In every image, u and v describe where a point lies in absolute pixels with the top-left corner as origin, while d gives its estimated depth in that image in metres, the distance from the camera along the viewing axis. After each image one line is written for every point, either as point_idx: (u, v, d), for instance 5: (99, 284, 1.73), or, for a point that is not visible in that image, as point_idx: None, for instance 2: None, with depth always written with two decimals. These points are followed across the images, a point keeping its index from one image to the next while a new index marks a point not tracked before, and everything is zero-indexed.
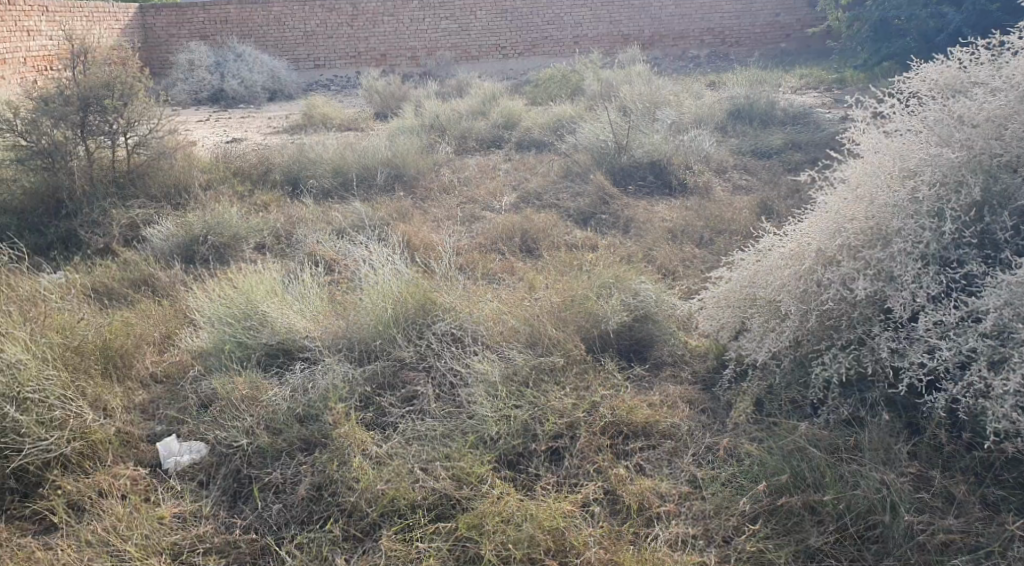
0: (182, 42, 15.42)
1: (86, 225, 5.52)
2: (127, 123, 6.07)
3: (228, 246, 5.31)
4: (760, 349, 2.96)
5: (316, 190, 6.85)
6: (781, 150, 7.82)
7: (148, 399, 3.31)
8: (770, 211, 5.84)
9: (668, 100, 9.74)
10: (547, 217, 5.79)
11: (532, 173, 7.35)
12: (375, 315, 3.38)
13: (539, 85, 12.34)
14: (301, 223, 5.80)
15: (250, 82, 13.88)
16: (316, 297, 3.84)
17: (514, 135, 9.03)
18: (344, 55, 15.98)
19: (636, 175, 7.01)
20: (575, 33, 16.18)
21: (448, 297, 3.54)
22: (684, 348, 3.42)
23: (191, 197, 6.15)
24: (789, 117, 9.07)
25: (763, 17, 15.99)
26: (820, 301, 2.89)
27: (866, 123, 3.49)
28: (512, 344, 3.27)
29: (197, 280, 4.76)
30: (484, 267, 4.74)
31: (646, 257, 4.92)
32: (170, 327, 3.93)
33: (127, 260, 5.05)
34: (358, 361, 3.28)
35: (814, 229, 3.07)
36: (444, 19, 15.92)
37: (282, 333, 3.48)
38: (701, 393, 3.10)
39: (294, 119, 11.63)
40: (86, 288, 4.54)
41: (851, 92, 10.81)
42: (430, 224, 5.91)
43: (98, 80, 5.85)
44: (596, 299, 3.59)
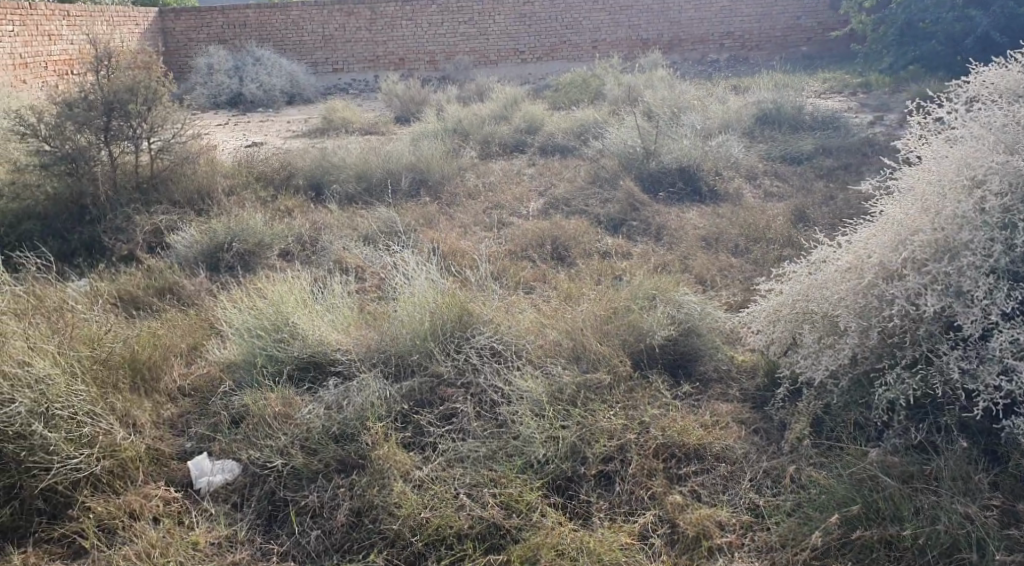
0: (200, 46, 15.47)
1: (110, 231, 5.45)
2: (150, 128, 5.99)
3: (253, 252, 5.22)
4: (818, 367, 2.82)
5: (340, 195, 6.75)
6: (812, 156, 7.65)
7: (177, 414, 3.21)
8: (806, 218, 5.68)
9: (693, 104, 9.60)
10: (578, 224, 5.66)
11: (558, 178, 7.22)
12: (410, 329, 3.26)
13: (560, 89, 12.22)
14: (326, 229, 5.70)
15: (270, 85, 13.87)
16: (347, 308, 3.73)
17: (537, 140, 8.90)
18: (361, 59, 15.94)
19: (664, 181, 6.86)
20: (594, 37, 16.03)
21: (485, 309, 3.41)
22: (732, 364, 3.28)
23: (214, 202, 6.07)
24: (818, 122, 8.89)
25: (783, 20, 15.77)
26: (882, 318, 2.74)
27: (923, 128, 3.33)
28: (554, 360, 3.14)
29: (222, 288, 4.66)
30: (515, 276, 4.62)
31: (681, 266, 4.78)
32: (197, 337, 3.84)
33: (151, 268, 4.97)
34: (394, 376, 3.17)
35: (873, 241, 2.92)
36: (462, 24, 15.85)
37: (314, 345, 3.37)
38: (753, 412, 2.97)
39: (314, 123, 11.59)
40: (111, 296, 4.46)
41: (878, 96, 10.62)
42: (457, 230, 5.80)
43: (122, 85, 5.79)
44: (639, 311, 3.46)
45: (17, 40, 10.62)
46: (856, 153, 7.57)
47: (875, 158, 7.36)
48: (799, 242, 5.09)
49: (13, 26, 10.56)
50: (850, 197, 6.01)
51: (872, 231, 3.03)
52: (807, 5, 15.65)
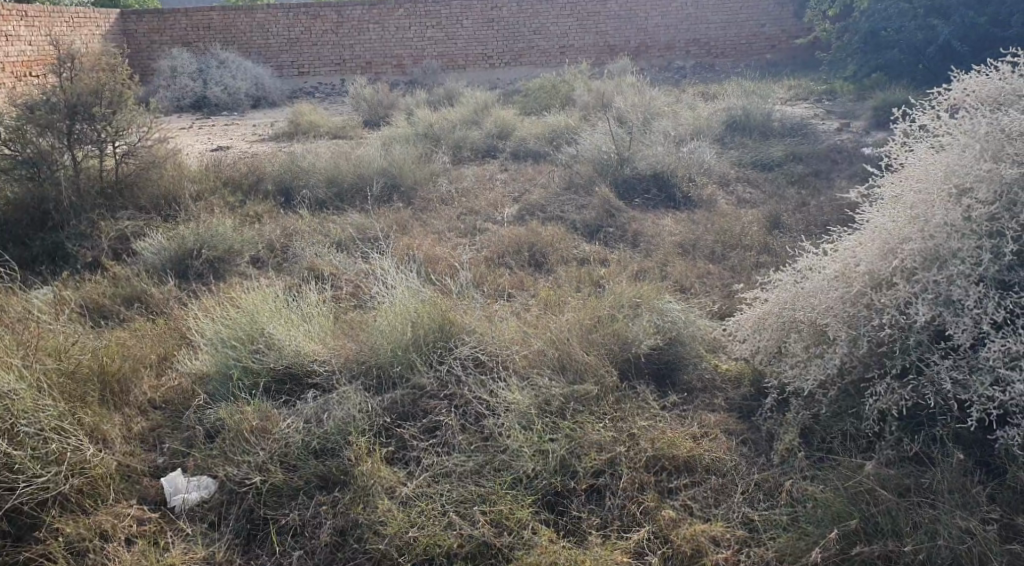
0: (162, 48, 15.19)
1: (74, 237, 5.26)
2: (116, 132, 5.81)
3: (222, 259, 5.07)
4: (808, 377, 2.80)
5: (311, 200, 6.62)
6: (782, 162, 7.71)
7: (148, 428, 3.09)
8: (780, 225, 5.71)
9: (663, 111, 9.63)
10: (554, 231, 5.61)
11: (531, 184, 7.18)
12: (392, 339, 3.18)
13: (529, 95, 12.19)
14: (298, 235, 5.58)
15: (235, 89, 13.65)
16: (324, 317, 3.63)
17: (509, 145, 8.85)
18: (328, 62, 15.76)
19: (638, 188, 6.86)
20: (562, 43, 16.04)
21: (468, 318, 3.35)
22: (716, 372, 3.26)
23: (182, 208, 5.91)
24: (786, 128, 8.98)
25: (748, 28, 15.94)
26: (872, 327, 2.74)
27: (905, 136, 3.34)
28: (540, 371, 3.09)
29: (192, 297, 4.52)
30: (493, 283, 4.55)
31: (659, 272, 4.76)
32: (167, 347, 3.70)
33: (118, 275, 4.81)
34: (376, 388, 3.09)
35: (861, 250, 2.92)
36: (430, 28, 15.76)
37: (290, 356, 3.26)
38: (741, 421, 2.95)
39: (280, 126, 11.40)
40: (75, 305, 4.30)
41: (843, 104, 10.77)
42: (432, 236, 5.72)
43: (87, 88, 5.61)
44: (623, 320, 3.42)
45: None
46: (825, 160, 7.65)
47: (844, 165, 7.44)
48: (774, 249, 5.11)
49: None
50: (822, 203, 6.05)
51: (859, 239, 3.03)
52: (771, 13, 15.84)
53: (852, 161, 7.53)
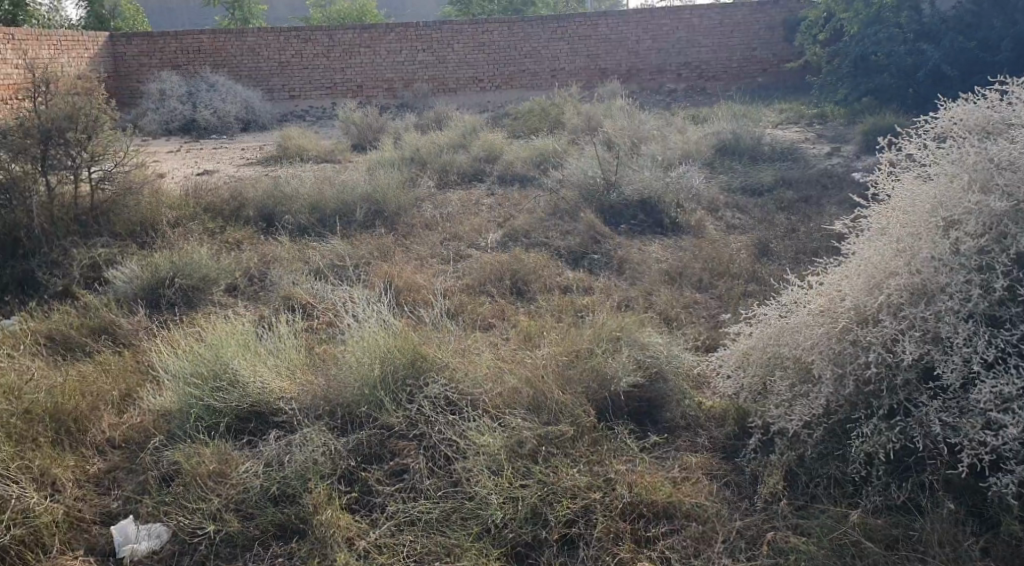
0: (152, 71, 15.13)
1: (43, 266, 5.12)
2: (91, 157, 5.68)
3: (195, 288, 4.91)
4: (791, 416, 2.67)
5: (292, 226, 6.49)
6: (772, 188, 7.63)
7: (103, 470, 2.93)
8: (768, 253, 5.60)
9: (653, 134, 9.56)
10: (538, 258, 5.50)
11: (518, 209, 7.08)
12: (360, 377, 3.05)
13: (519, 118, 12.14)
14: (276, 262, 5.45)
15: (224, 112, 13.59)
16: (293, 350, 3.49)
17: (496, 169, 8.75)
18: (319, 86, 15.72)
19: (626, 214, 6.76)
20: (553, 66, 16.03)
21: (441, 352, 3.22)
22: (698, 409, 3.13)
23: (158, 235, 5.77)
24: (776, 152, 8.91)
25: (740, 52, 15.98)
26: (857, 365, 2.62)
27: (892, 166, 3.24)
28: (515, 410, 2.95)
29: (162, 328, 4.37)
30: (473, 313, 4.43)
31: (644, 302, 4.64)
32: (131, 380, 3.53)
33: (87, 304, 4.66)
34: (342, 429, 2.95)
35: (847, 284, 2.81)
36: (421, 52, 15.75)
37: (255, 394, 3.12)
38: (723, 463, 2.82)
39: (269, 150, 11.31)
40: (40, 337, 4.13)
41: (833, 128, 10.72)
42: (414, 263, 5.60)
43: (60, 112, 5.46)
44: (603, 355, 3.30)
45: None
46: (815, 185, 7.58)
47: (834, 190, 7.37)
48: (762, 277, 5.00)
49: None
50: (812, 230, 5.96)
51: (844, 273, 2.93)
52: (762, 37, 15.88)
53: (842, 187, 7.46)
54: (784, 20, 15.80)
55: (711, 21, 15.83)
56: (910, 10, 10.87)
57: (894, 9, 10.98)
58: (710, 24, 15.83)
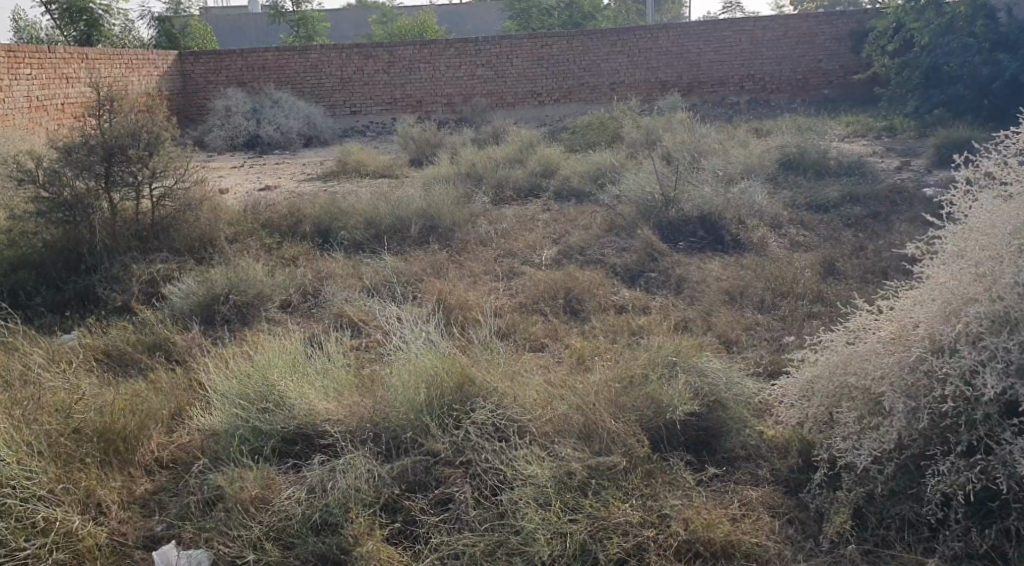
0: (219, 88, 15.54)
1: (104, 281, 5.23)
2: (152, 174, 5.75)
3: (249, 305, 4.92)
4: (859, 452, 2.48)
5: (347, 242, 6.50)
6: (839, 204, 7.34)
7: (150, 491, 2.92)
8: (835, 272, 5.35)
9: (714, 148, 9.33)
10: (593, 276, 5.37)
11: (573, 225, 6.96)
12: (404, 400, 2.97)
13: (577, 133, 12.03)
14: (330, 279, 5.45)
15: (287, 128, 13.85)
16: (341, 370, 3.44)
17: (552, 184, 8.65)
18: (379, 101, 15.92)
19: (685, 231, 6.57)
20: (611, 80, 15.90)
21: (489, 375, 3.12)
22: (759, 439, 2.96)
23: (216, 251, 5.84)
24: (843, 166, 8.58)
25: (805, 64, 15.57)
26: (934, 399, 2.41)
27: (971, 184, 3.01)
28: (564, 438, 2.83)
29: (216, 343, 4.38)
30: (525, 333, 4.33)
31: (703, 324, 4.46)
32: (182, 399, 3.53)
33: (145, 320, 4.72)
34: (386, 455, 2.87)
35: (921, 310, 2.60)
36: (480, 67, 15.81)
37: (301, 416, 3.07)
38: (787, 499, 2.66)
39: (329, 165, 11.44)
40: (97, 353, 4.19)
41: (904, 140, 10.29)
42: (466, 280, 5.53)
43: (123, 130, 5.59)
44: (658, 380, 3.15)
45: (35, 83, 10.56)
46: (884, 202, 7.27)
47: (904, 206, 7.05)
48: (829, 298, 4.77)
49: (32, 69, 10.52)
50: (881, 248, 5.69)
51: (917, 297, 2.71)
52: (828, 48, 15.45)
53: (913, 203, 7.13)
54: (852, 31, 15.35)
55: (775, 33, 15.49)
56: (985, 19, 10.69)
57: (968, 19, 10.78)
58: (773, 36, 15.48)
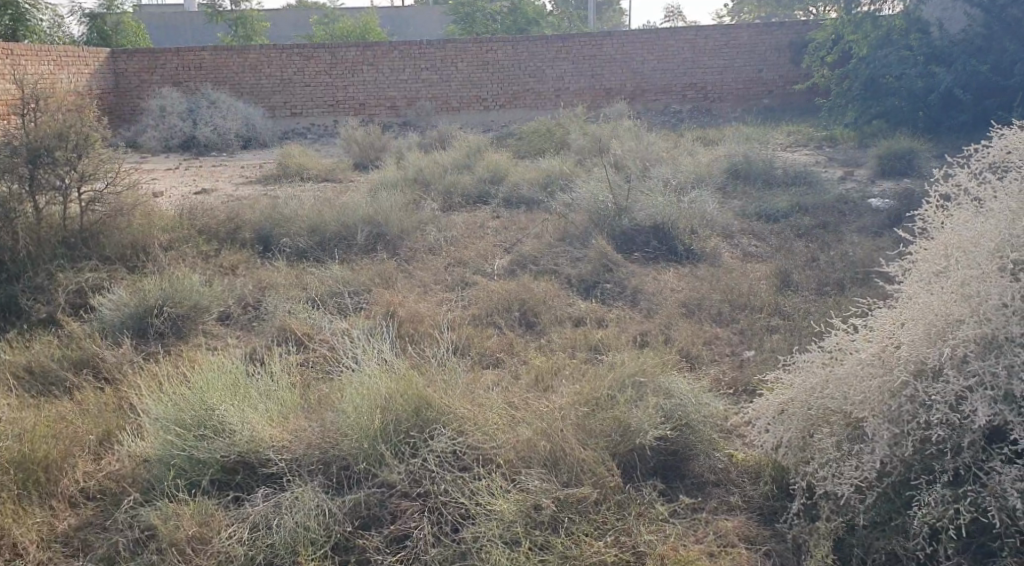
0: (153, 87, 14.93)
1: (26, 290, 4.82)
2: (81, 177, 5.38)
3: (186, 317, 4.59)
4: (839, 481, 2.38)
5: (290, 250, 6.21)
6: (788, 214, 7.35)
7: (73, 527, 2.64)
8: (790, 282, 5.33)
9: (662, 157, 9.29)
10: (548, 287, 5.22)
11: (524, 234, 6.82)
12: (356, 427, 2.76)
13: (523, 139, 11.91)
14: (273, 289, 5.16)
15: (225, 130, 13.38)
16: (286, 390, 3.19)
17: (501, 191, 8.49)
18: (321, 103, 15.51)
19: (637, 241, 6.49)
20: (557, 86, 15.84)
21: (448, 397, 2.93)
22: (729, 463, 2.87)
23: (150, 259, 5.46)
24: (789, 176, 8.65)
25: (746, 73, 15.76)
26: (918, 425, 2.33)
27: (944, 202, 2.95)
28: (530, 468, 2.68)
29: (151, 360, 4.06)
30: (480, 348, 4.15)
31: (662, 337, 4.37)
32: (111, 420, 3.23)
33: (71, 333, 4.36)
34: (338, 487, 2.67)
35: (903, 332, 2.52)
36: (424, 70, 15.58)
37: (242, 443, 2.81)
38: (762, 529, 2.57)
39: (270, 168, 11.06)
40: (17, 370, 3.82)
41: (846, 150, 10.44)
42: (417, 290, 5.32)
43: (49, 130, 5.19)
44: (625, 402, 3.01)
45: None
46: (831, 211, 7.33)
47: (851, 216, 7.10)
48: (786, 310, 4.72)
49: None
50: (834, 259, 5.69)
51: (897, 318, 2.64)
52: (768, 58, 15.66)
53: (858, 213, 7.21)
54: (791, 41, 15.59)
55: (717, 42, 15.63)
56: (918, 33, 10.84)
57: (903, 32, 10.94)
58: (715, 45, 15.63)
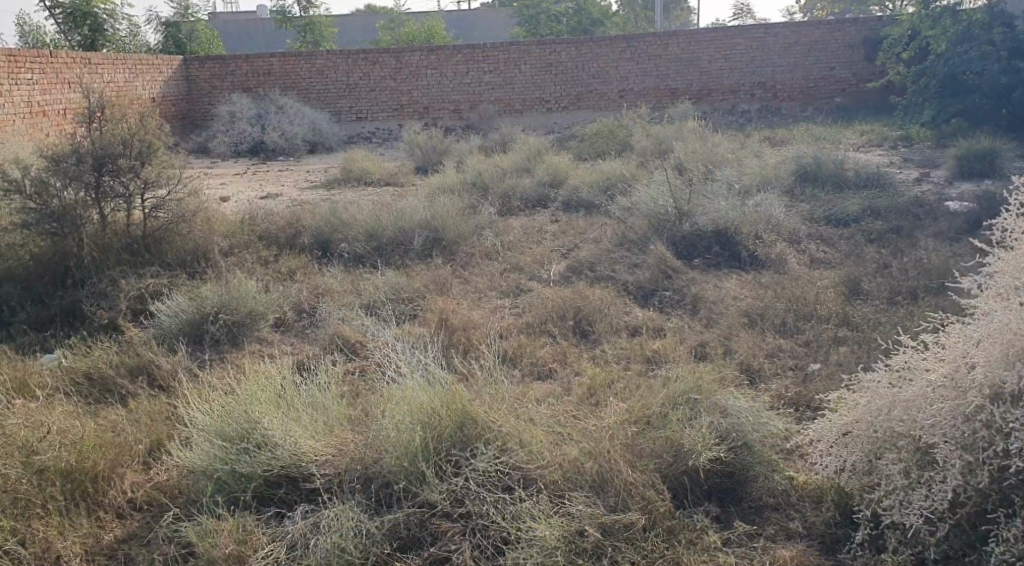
0: (224, 94, 15.34)
1: (91, 296, 4.92)
2: (144, 184, 5.48)
3: (241, 323, 4.61)
4: (907, 511, 2.22)
5: (347, 256, 6.22)
6: (859, 218, 7.03)
7: (118, 539, 2.67)
8: (860, 291, 5.06)
9: (728, 158, 9.01)
10: (605, 295, 5.07)
11: (582, 239, 6.70)
12: (397, 444, 2.70)
13: (586, 141, 11.75)
14: (327, 296, 5.16)
15: (292, 134, 13.63)
16: (331, 400, 3.15)
17: (561, 195, 8.38)
18: (385, 107, 15.67)
19: (699, 247, 6.28)
20: (621, 87, 15.63)
21: (493, 412, 2.85)
22: (790, 486, 2.71)
23: (210, 265, 5.52)
24: (862, 178, 8.27)
25: (817, 71, 15.23)
26: (994, 454, 2.14)
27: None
28: (575, 491, 2.58)
29: (204, 368, 4.08)
30: (532, 359, 4.05)
31: (722, 349, 4.19)
32: (162, 429, 3.25)
33: (131, 339, 4.42)
34: (379, 504, 2.62)
35: (979, 351, 2.31)
36: (487, 73, 15.58)
37: (284, 457, 2.78)
38: (823, 561, 2.40)
39: (334, 172, 11.20)
40: (77, 377, 3.90)
41: (923, 150, 9.91)
42: (470, 298, 5.25)
43: (113, 138, 5.31)
44: (678, 421, 2.87)
45: (37, 87, 10.33)
46: (907, 215, 6.95)
47: (928, 221, 6.73)
48: (855, 321, 4.47)
49: (34, 74, 10.28)
50: (908, 265, 5.39)
51: (972, 335, 2.42)
52: (840, 55, 15.13)
53: (936, 216, 6.82)
54: (865, 38, 15.02)
55: (787, 40, 15.16)
56: (1002, 27, 10.33)
57: (984, 27, 10.39)
58: (785, 42, 15.15)
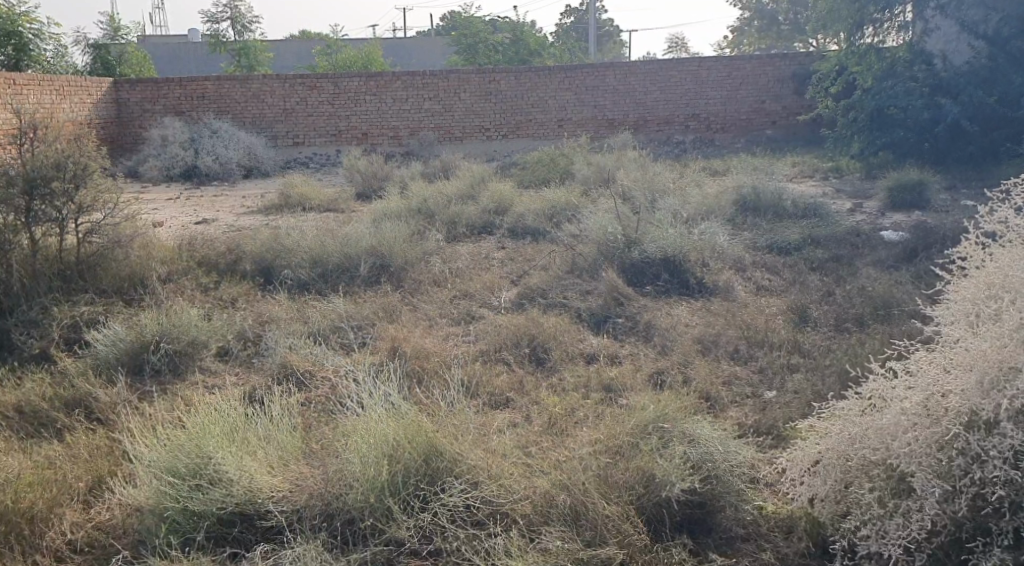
0: (155, 117, 14.90)
1: (21, 324, 4.63)
2: (78, 209, 5.21)
3: (184, 353, 4.37)
4: (886, 541, 2.23)
5: (292, 282, 6.02)
6: (800, 246, 7.19)
7: None
8: (808, 318, 5.14)
9: (669, 187, 9.13)
10: (559, 322, 5.02)
11: (531, 266, 6.67)
12: (363, 479, 2.58)
13: (527, 168, 11.79)
14: (274, 323, 4.96)
15: (227, 159, 13.29)
16: (286, 432, 3.00)
17: (506, 222, 8.36)
18: (323, 133, 15.45)
19: (649, 274, 6.29)
20: (560, 116, 15.80)
21: (460, 443, 2.76)
22: (759, 515, 2.68)
23: (148, 291, 5.27)
24: (799, 208, 8.47)
25: (748, 103, 15.68)
26: (969, 480, 2.19)
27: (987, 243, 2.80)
28: (550, 529, 2.53)
29: (146, 400, 3.86)
30: (490, 388, 3.96)
31: (680, 377, 4.18)
32: (103, 464, 3.05)
33: (64, 370, 4.15)
34: (344, 544, 2.49)
35: (952, 381, 2.34)
36: (428, 100, 15.54)
37: (239, 494, 2.62)
38: None
39: (271, 197, 10.94)
40: (6, 411, 3.63)
41: (852, 181, 10.23)
42: (422, 325, 5.14)
43: (46, 160, 5.03)
44: (649, 451, 2.83)
45: None
46: (845, 244, 7.15)
47: (865, 249, 6.93)
48: (806, 347, 4.53)
49: None
50: (851, 292, 5.52)
51: (943, 365, 2.47)
52: (771, 89, 15.60)
53: (873, 245, 7.03)
54: (794, 72, 15.55)
55: (720, 73, 15.60)
56: (924, 64, 10.73)
57: (908, 63, 10.79)
58: (719, 75, 15.58)
